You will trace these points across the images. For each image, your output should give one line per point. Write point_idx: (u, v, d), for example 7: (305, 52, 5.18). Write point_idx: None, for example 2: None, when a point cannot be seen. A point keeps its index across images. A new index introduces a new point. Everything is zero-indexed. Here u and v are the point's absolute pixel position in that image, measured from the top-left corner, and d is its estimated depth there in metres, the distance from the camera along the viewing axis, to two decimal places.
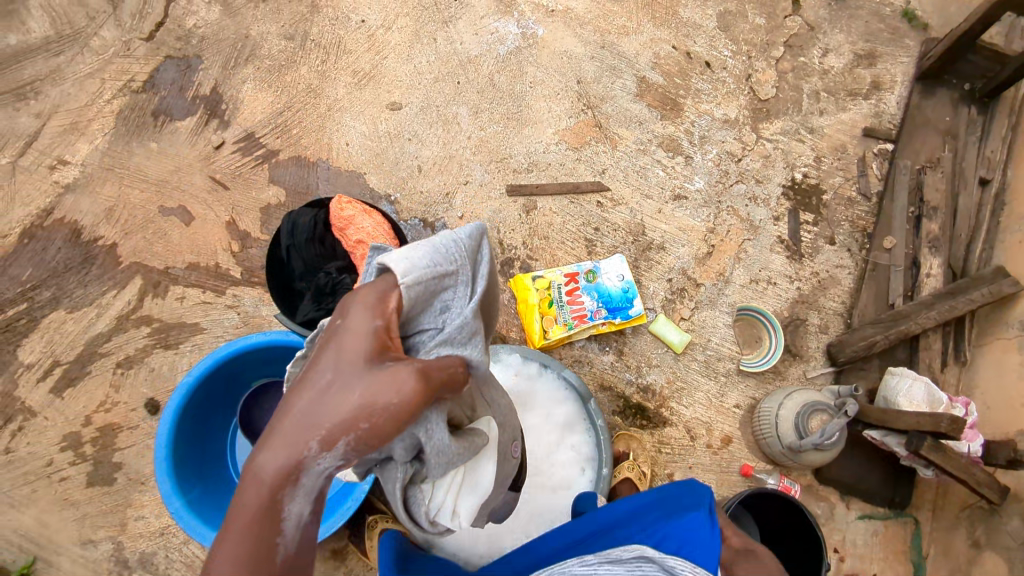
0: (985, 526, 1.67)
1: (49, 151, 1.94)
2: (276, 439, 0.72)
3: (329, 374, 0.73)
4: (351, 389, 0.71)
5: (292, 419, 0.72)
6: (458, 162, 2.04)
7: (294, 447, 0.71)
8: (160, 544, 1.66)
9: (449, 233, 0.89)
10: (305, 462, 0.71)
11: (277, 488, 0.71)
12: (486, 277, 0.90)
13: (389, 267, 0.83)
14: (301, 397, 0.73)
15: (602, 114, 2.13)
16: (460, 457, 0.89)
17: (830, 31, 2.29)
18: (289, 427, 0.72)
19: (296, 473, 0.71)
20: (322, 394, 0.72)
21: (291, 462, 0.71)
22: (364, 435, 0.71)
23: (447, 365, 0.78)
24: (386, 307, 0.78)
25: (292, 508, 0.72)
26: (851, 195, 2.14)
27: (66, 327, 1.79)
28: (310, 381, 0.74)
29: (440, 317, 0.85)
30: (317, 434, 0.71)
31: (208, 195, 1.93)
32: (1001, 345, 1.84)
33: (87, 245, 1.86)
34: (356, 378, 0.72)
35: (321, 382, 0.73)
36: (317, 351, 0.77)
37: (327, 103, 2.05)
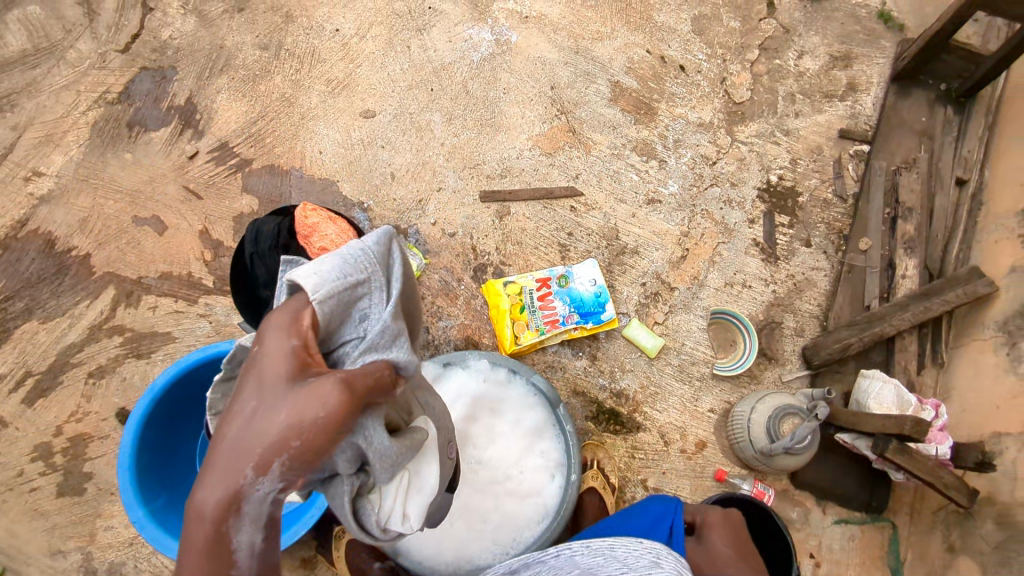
0: (960, 530, 1.66)
1: (24, 163, 1.95)
2: (211, 474, 0.69)
3: (252, 401, 0.71)
4: (277, 410, 0.70)
5: (223, 453, 0.70)
6: (432, 169, 2.04)
7: (229, 478, 0.68)
8: (129, 554, 1.66)
9: (356, 242, 0.86)
10: (244, 491, 0.68)
11: (221, 521, 0.68)
12: (400, 279, 0.88)
13: (299, 286, 0.80)
14: (229, 429, 0.71)
15: (576, 119, 2.13)
16: (403, 457, 0.85)
17: (805, 33, 2.29)
18: (222, 461, 0.69)
19: (236, 503, 0.68)
20: (249, 422, 0.70)
21: (229, 493, 0.68)
22: (297, 452, 0.69)
23: (373, 371, 0.76)
24: (301, 324, 0.76)
25: (242, 540, 0.69)
26: (827, 197, 2.14)
27: (39, 337, 1.80)
28: (235, 412, 0.72)
29: (360, 326, 0.82)
30: (250, 461, 0.69)
31: (181, 205, 1.95)
32: (977, 346, 1.82)
33: (60, 256, 1.88)
34: (281, 398, 0.70)
35: (247, 411, 0.71)
36: (240, 382, 0.75)
37: (301, 111, 2.06)
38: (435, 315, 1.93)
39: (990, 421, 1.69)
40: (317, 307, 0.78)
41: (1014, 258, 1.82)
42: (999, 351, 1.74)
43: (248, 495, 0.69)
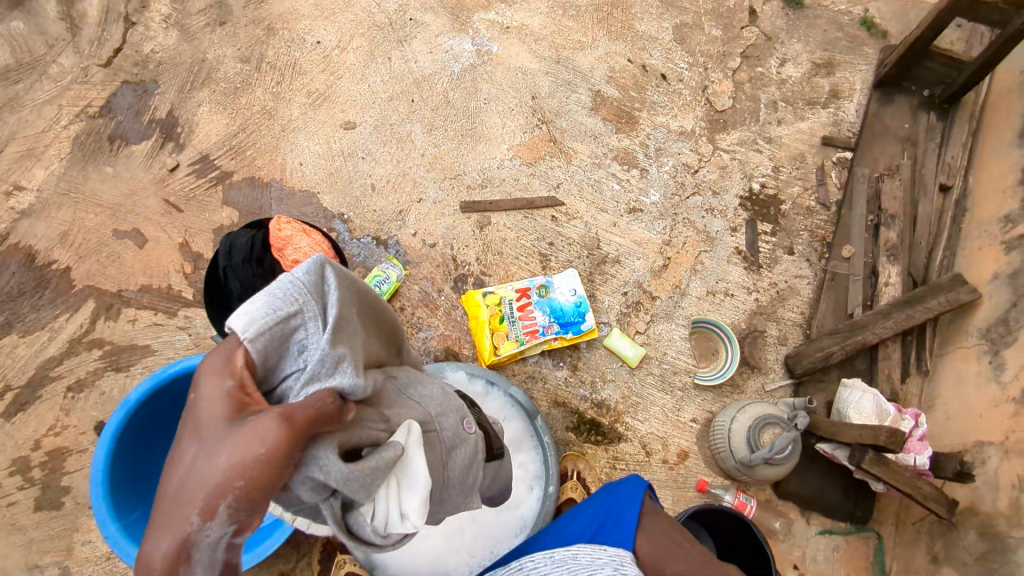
0: (944, 540, 1.62)
1: (6, 177, 1.96)
2: (157, 527, 0.65)
3: (192, 448, 0.67)
4: (217, 453, 0.65)
5: (166, 504, 0.65)
6: (412, 180, 2.04)
7: (173, 528, 0.63)
8: (105, 569, 1.65)
9: (284, 275, 0.82)
10: (191, 538, 0.63)
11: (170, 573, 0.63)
12: (338, 304, 0.84)
13: (231, 330, 0.78)
14: (172, 479, 0.67)
15: (557, 128, 2.14)
16: (375, 474, 0.77)
17: (787, 41, 2.28)
18: (166, 513, 0.65)
19: (185, 553, 0.63)
20: (191, 468, 0.66)
21: (176, 543, 0.63)
22: (243, 493, 0.64)
23: (314, 402, 0.71)
24: (234, 366, 0.73)
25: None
26: (810, 204, 2.13)
27: (18, 351, 1.80)
28: (177, 461, 0.68)
29: (300, 358, 0.79)
30: (193, 507, 0.64)
31: (162, 218, 1.95)
32: (961, 353, 1.80)
33: (41, 270, 1.88)
34: (221, 440, 0.66)
35: (188, 457, 0.67)
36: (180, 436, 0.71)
37: (281, 123, 2.06)
38: (415, 326, 1.93)
39: (972, 430, 1.66)
40: (248, 347, 0.75)
41: (997, 264, 1.79)
42: (981, 359, 1.72)
43: (197, 542, 0.64)
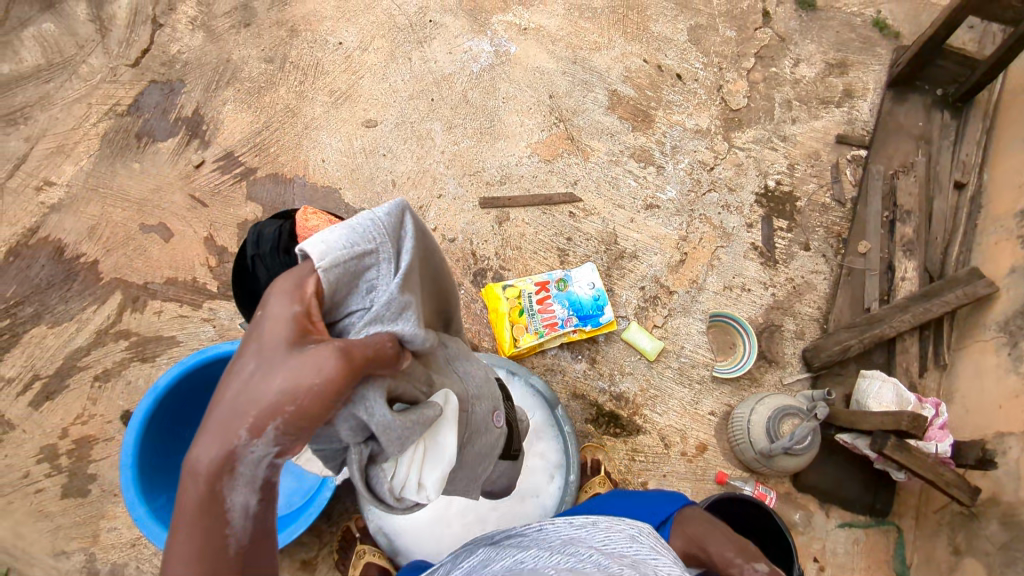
0: (966, 531, 1.62)
1: (36, 173, 2.01)
2: (204, 434, 0.65)
3: (249, 364, 0.68)
4: (273, 373, 0.66)
5: (217, 412, 0.66)
6: (432, 177, 2.08)
7: (222, 438, 0.64)
8: (131, 556, 1.67)
9: (367, 213, 0.86)
10: (237, 451, 0.64)
11: (214, 480, 0.64)
12: (411, 254, 0.88)
13: (307, 257, 0.80)
14: (225, 390, 0.67)
15: (574, 127, 2.17)
16: (410, 431, 0.79)
17: (801, 42, 2.31)
18: (216, 422, 0.65)
19: (230, 465, 0.64)
20: (246, 383, 0.67)
21: (222, 452, 0.64)
22: (293, 417, 0.66)
23: (372, 343, 0.74)
24: (305, 293, 0.75)
25: (234, 501, 0.64)
26: (825, 201, 2.15)
27: (47, 341, 1.83)
28: (232, 372, 0.68)
29: (367, 297, 0.82)
30: (244, 421, 0.65)
31: (187, 213, 1.99)
32: (979, 347, 1.80)
33: (70, 263, 1.92)
34: (280, 362, 0.67)
35: (244, 372, 0.68)
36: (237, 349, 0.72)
37: (304, 121, 2.10)
38: None
39: (992, 421, 1.66)
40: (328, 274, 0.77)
41: (1014, 258, 1.80)
42: (1000, 352, 1.72)
43: (243, 456, 0.64)
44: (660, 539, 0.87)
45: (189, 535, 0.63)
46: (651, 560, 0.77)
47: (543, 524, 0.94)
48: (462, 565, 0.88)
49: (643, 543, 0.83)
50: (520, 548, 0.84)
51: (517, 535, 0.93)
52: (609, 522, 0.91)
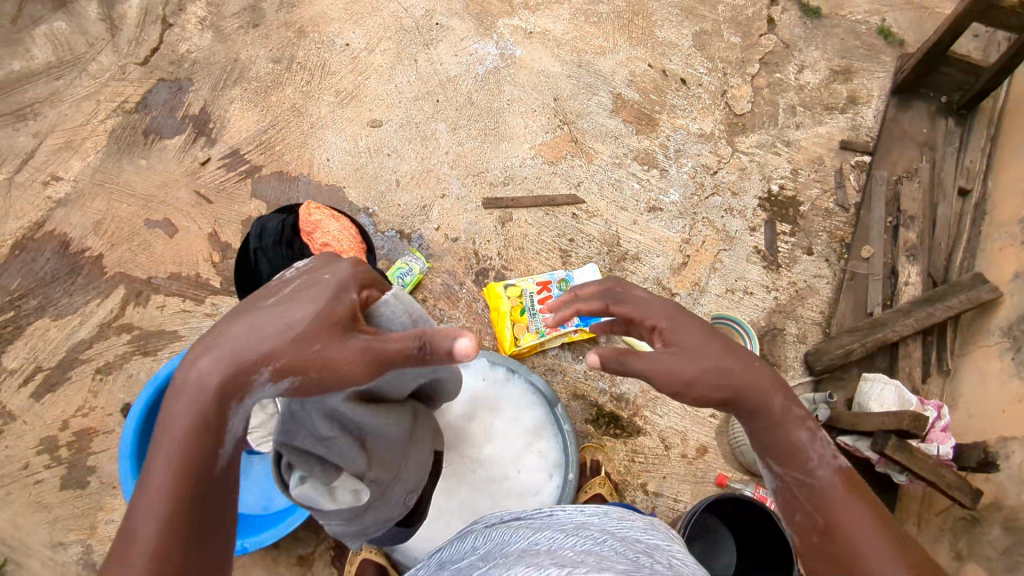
0: (968, 537, 1.60)
1: (44, 168, 2.03)
2: (228, 352, 0.76)
3: (298, 317, 0.79)
4: (311, 340, 0.78)
5: (239, 341, 0.77)
6: (436, 176, 2.09)
7: (247, 364, 0.76)
8: None
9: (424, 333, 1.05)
10: (254, 381, 0.77)
11: (222, 398, 0.76)
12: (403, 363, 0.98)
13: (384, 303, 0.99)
14: (264, 325, 0.78)
15: (578, 129, 2.18)
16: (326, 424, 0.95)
17: (806, 48, 2.32)
18: (235, 349, 0.77)
19: (241, 387, 0.77)
20: (286, 331, 0.78)
21: (241, 374, 0.77)
22: (311, 379, 0.79)
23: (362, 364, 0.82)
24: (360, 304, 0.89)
25: (233, 423, 0.78)
26: (829, 206, 2.14)
27: (50, 334, 1.84)
28: (266, 315, 0.79)
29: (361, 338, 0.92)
30: (270, 362, 0.77)
31: (192, 209, 2.00)
32: (982, 352, 1.79)
33: (74, 257, 1.93)
34: (322, 332, 0.79)
35: (288, 321, 0.79)
36: (289, 294, 0.82)
37: (310, 121, 2.12)
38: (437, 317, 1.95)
39: (996, 426, 1.65)
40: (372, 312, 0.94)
41: (1018, 264, 1.79)
42: (1004, 357, 1.71)
43: (255, 386, 0.78)
44: (665, 530, 0.93)
45: (177, 434, 0.74)
46: (665, 546, 0.82)
47: (553, 510, 0.94)
48: (475, 548, 0.87)
49: (655, 531, 0.87)
50: (532, 530, 0.85)
51: (525, 519, 0.92)
52: (617, 512, 0.93)
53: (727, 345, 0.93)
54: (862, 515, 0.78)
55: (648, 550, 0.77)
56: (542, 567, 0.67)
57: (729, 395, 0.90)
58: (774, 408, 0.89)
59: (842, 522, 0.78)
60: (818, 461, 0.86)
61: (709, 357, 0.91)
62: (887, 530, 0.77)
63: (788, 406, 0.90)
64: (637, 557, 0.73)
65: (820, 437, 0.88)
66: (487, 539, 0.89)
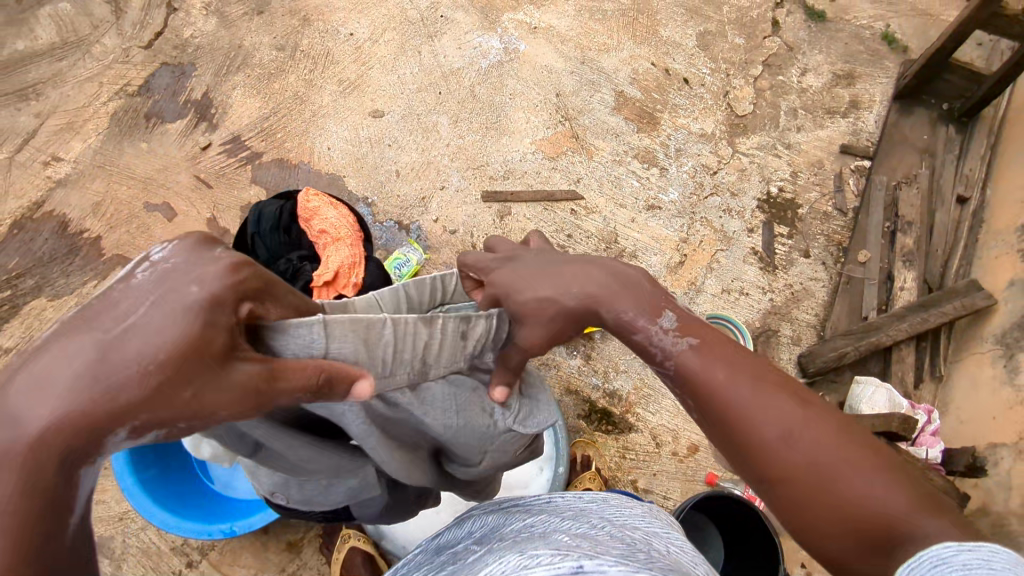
0: None
1: (44, 148, 2.03)
2: (37, 406, 0.49)
3: (151, 351, 0.52)
4: (184, 384, 0.53)
5: (80, 372, 0.50)
6: (436, 168, 2.09)
7: (76, 427, 0.50)
8: (117, 529, 1.66)
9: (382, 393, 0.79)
10: (102, 441, 0.52)
11: (47, 470, 0.50)
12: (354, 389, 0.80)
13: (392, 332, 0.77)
14: (94, 362, 0.50)
15: (579, 125, 2.18)
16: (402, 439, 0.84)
17: (809, 52, 2.32)
18: (69, 388, 0.49)
19: (80, 453, 0.51)
20: (132, 374, 0.51)
21: (72, 438, 0.50)
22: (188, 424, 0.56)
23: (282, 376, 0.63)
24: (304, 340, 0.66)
25: (85, 485, 0.53)
26: (827, 209, 2.15)
27: (46, 314, 1.85)
28: (117, 339, 0.51)
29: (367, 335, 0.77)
30: (124, 419, 0.51)
31: (191, 193, 2.00)
32: (975, 359, 1.80)
33: (73, 238, 1.93)
34: (199, 371, 0.54)
35: (131, 358, 0.51)
36: (114, 304, 0.53)
37: (312, 109, 2.12)
38: None
39: (985, 432, 1.66)
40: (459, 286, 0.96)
41: (1013, 272, 1.80)
42: (996, 364, 1.71)
43: (105, 444, 0.52)
44: (667, 518, 0.92)
45: None
46: (662, 534, 0.82)
47: (551, 496, 0.92)
48: (470, 532, 0.84)
49: (656, 520, 0.87)
50: (528, 515, 0.82)
51: (523, 504, 0.90)
52: (618, 500, 0.92)
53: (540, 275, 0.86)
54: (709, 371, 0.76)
55: (646, 539, 0.77)
56: (537, 550, 0.64)
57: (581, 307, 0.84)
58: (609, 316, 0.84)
59: (718, 405, 0.74)
60: (662, 352, 0.80)
61: (529, 296, 0.85)
62: (759, 386, 0.72)
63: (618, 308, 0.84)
64: (635, 545, 0.73)
65: (655, 321, 0.82)
66: (483, 524, 0.86)
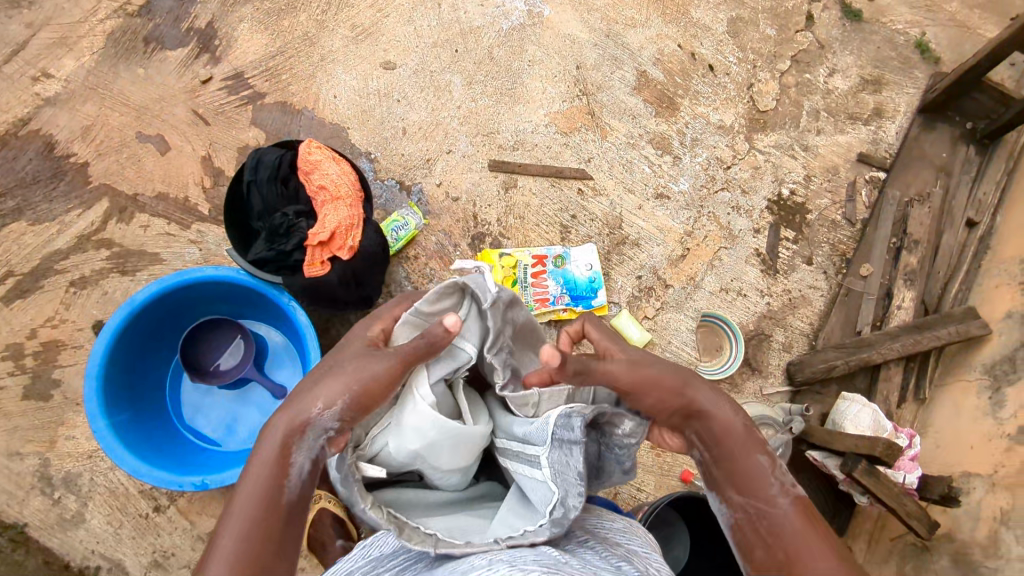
0: (914, 563, 1.65)
1: (34, 62, 1.91)
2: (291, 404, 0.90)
3: (340, 361, 0.94)
4: (347, 370, 0.92)
5: (311, 377, 0.94)
6: (444, 131, 2.02)
7: (303, 407, 0.89)
8: (87, 467, 1.63)
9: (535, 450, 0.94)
10: (311, 419, 0.88)
11: (290, 432, 0.87)
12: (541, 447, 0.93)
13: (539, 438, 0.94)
14: (323, 364, 0.96)
15: (597, 102, 2.11)
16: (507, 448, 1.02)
17: (840, 51, 2.23)
18: (307, 389, 0.91)
19: (303, 428, 0.87)
20: (331, 369, 0.93)
21: (303, 418, 0.88)
22: (353, 398, 0.89)
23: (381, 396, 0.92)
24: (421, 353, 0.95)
25: (296, 455, 0.86)
26: (836, 218, 2.12)
27: (26, 238, 1.78)
28: (331, 354, 0.97)
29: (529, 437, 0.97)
30: (319, 398, 0.89)
31: (187, 128, 1.91)
32: (961, 386, 1.80)
33: (59, 161, 1.85)
34: (355, 363, 0.93)
35: (334, 362, 0.94)
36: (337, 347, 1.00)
37: (321, 53, 2.02)
38: (427, 276, 1.90)
39: (960, 460, 1.68)
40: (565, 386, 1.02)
41: (1011, 304, 1.78)
42: (981, 394, 1.72)
43: (313, 423, 0.88)
44: (647, 536, 1.00)
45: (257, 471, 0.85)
46: (643, 553, 0.89)
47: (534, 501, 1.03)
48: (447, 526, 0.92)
49: (635, 537, 0.94)
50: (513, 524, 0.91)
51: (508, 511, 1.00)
52: (603, 514, 1.01)
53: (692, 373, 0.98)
54: (823, 547, 0.80)
55: (628, 557, 0.84)
56: (527, 566, 0.72)
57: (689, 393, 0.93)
58: (739, 432, 0.90)
59: (803, 558, 0.79)
60: (777, 488, 0.86)
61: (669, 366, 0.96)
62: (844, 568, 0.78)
63: (750, 432, 0.91)
64: (619, 565, 0.80)
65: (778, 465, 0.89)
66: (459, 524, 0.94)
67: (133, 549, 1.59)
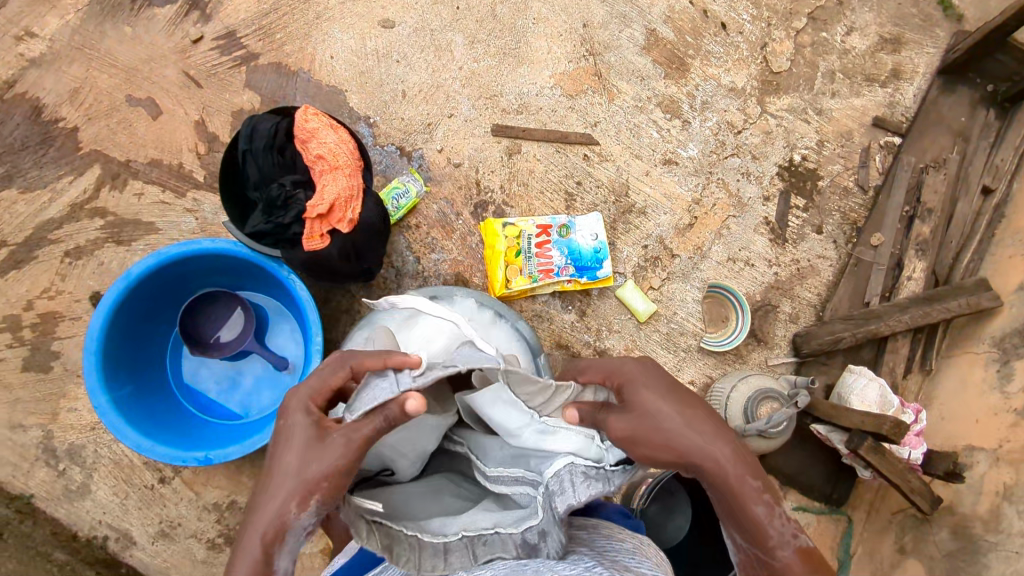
0: (914, 534, 1.67)
1: (16, 21, 1.82)
2: (262, 504, 0.86)
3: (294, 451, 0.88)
4: (309, 464, 0.86)
5: (274, 470, 0.88)
6: (445, 93, 1.94)
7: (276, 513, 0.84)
8: (90, 439, 1.63)
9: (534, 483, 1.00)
10: (289, 523, 0.84)
11: (270, 539, 0.83)
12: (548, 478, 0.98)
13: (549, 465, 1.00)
14: (281, 452, 0.89)
15: (604, 63, 2.02)
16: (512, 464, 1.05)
17: (859, 9, 2.13)
18: (275, 488, 0.86)
19: (281, 534, 0.84)
20: (292, 466, 0.87)
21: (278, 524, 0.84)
22: (326, 491, 0.85)
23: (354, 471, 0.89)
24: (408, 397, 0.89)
25: (276, 562, 0.84)
26: (848, 185, 2.06)
27: (18, 207, 1.74)
28: (283, 440, 0.90)
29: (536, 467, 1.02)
30: (294, 499, 0.85)
31: (179, 90, 1.84)
32: (969, 358, 1.79)
33: (47, 126, 1.79)
34: (314, 451, 0.87)
35: (290, 451, 0.88)
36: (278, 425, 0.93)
37: (316, 10, 1.92)
38: (428, 245, 1.86)
39: (965, 434, 1.68)
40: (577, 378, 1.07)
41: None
42: (989, 367, 1.70)
43: (292, 527, 0.84)
44: (656, 554, 0.98)
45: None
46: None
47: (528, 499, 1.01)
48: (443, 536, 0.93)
49: (642, 555, 0.93)
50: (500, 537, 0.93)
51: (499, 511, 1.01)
52: (611, 533, 0.99)
53: (691, 407, 0.89)
54: None
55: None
56: None
57: (674, 456, 0.85)
58: (731, 483, 0.83)
59: None
60: (778, 537, 0.81)
61: (661, 418, 0.87)
62: None
63: (742, 480, 0.83)
64: None
65: (776, 509, 0.82)
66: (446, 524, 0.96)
67: (140, 519, 1.61)
